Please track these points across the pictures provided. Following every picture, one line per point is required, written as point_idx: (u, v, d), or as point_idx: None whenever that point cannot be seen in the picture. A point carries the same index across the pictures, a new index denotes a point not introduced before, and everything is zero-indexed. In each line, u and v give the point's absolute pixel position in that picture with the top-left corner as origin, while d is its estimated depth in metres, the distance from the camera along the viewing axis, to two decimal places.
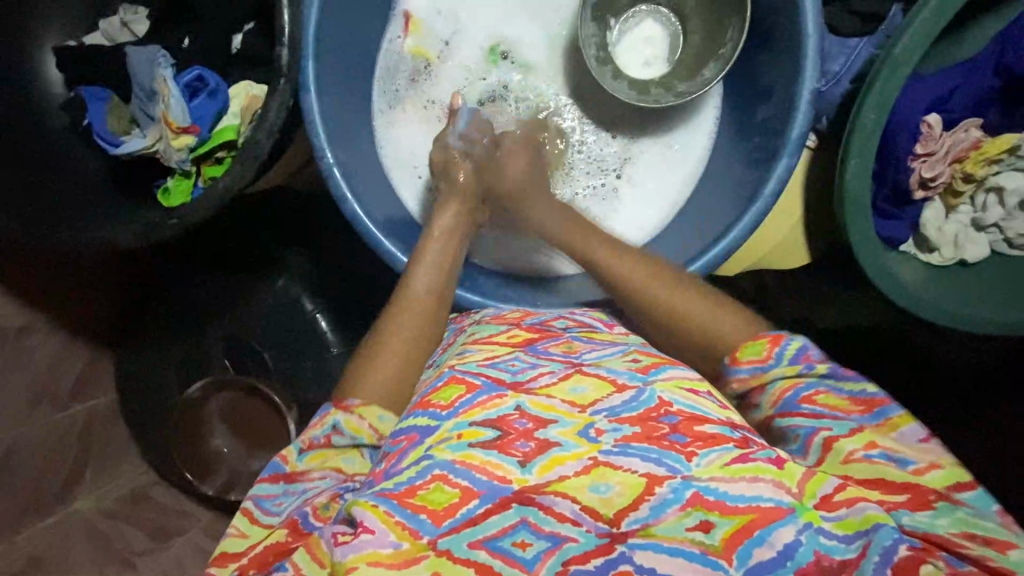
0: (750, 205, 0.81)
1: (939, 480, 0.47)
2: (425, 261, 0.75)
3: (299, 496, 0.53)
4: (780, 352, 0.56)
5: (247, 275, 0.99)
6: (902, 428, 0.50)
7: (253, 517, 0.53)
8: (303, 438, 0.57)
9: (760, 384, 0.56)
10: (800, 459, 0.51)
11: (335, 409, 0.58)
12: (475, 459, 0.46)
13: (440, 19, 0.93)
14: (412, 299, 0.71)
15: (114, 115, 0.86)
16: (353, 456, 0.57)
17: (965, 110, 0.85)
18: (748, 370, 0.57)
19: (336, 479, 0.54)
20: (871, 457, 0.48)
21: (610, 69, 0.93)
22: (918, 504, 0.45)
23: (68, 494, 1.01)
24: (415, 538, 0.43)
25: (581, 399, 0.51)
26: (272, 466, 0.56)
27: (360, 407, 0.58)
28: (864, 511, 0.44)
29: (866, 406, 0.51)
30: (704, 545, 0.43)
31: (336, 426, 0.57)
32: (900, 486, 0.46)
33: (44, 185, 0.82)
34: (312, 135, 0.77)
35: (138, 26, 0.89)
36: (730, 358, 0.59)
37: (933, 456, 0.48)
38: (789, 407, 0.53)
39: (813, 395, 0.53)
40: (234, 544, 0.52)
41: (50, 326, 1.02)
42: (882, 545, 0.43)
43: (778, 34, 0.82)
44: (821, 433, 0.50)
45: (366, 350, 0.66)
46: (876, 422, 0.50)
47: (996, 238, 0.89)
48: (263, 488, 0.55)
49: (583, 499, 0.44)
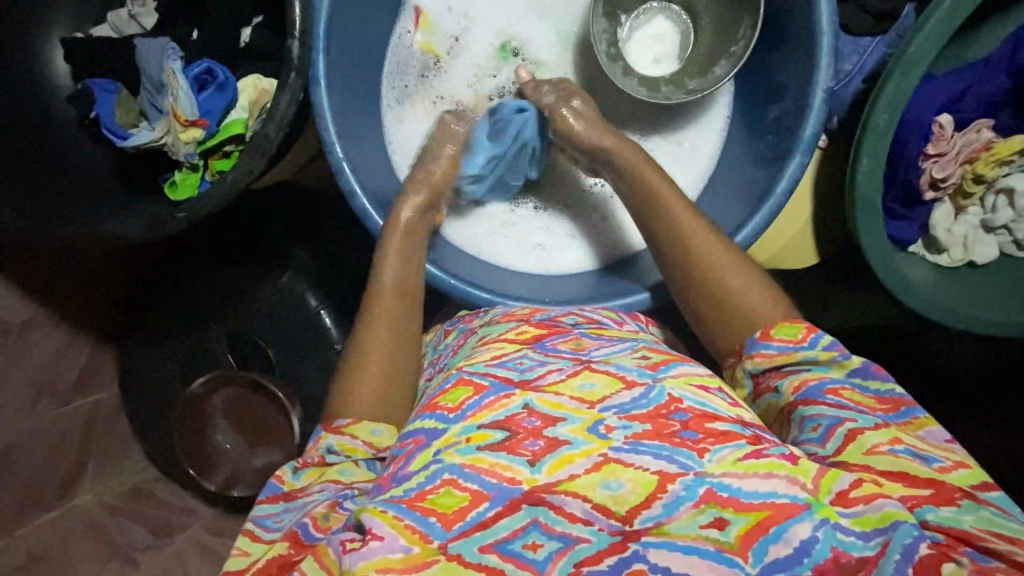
0: (762, 203, 0.81)
1: (963, 479, 0.46)
2: (390, 257, 0.75)
3: (299, 510, 0.53)
4: (816, 339, 0.57)
5: (252, 270, 0.99)
6: (929, 428, 0.50)
7: (255, 535, 0.52)
8: (297, 460, 0.59)
9: (787, 361, 0.58)
10: (818, 446, 0.50)
11: (325, 432, 0.60)
12: (485, 462, 0.45)
13: (450, 16, 0.93)
14: (381, 305, 0.71)
15: (124, 107, 0.84)
16: (349, 468, 0.57)
17: (976, 111, 0.85)
18: (778, 347, 0.59)
19: (334, 490, 0.54)
20: (895, 451, 0.47)
21: (621, 67, 0.92)
22: (943, 500, 0.44)
23: (71, 490, 1.00)
24: (426, 542, 0.42)
25: (590, 396, 0.50)
26: (270, 488, 0.57)
27: (351, 426, 0.60)
28: (883, 507, 0.43)
29: (892, 406, 0.52)
30: (719, 542, 0.42)
31: (330, 447, 0.59)
32: (925, 480, 0.45)
33: (49, 176, 0.82)
34: (321, 128, 0.77)
35: (145, 20, 0.89)
36: (761, 334, 0.61)
37: (958, 456, 0.48)
38: (812, 395, 0.53)
39: (840, 389, 0.53)
40: (236, 563, 0.50)
41: (51, 320, 1.02)
42: (903, 543, 0.41)
43: (791, 33, 0.82)
44: (846, 424, 0.50)
45: (351, 359, 0.67)
46: (902, 420, 0.51)
47: (1006, 239, 0.89)
48: (263, 509, 0.54)
49: (594, 498, 0.44)
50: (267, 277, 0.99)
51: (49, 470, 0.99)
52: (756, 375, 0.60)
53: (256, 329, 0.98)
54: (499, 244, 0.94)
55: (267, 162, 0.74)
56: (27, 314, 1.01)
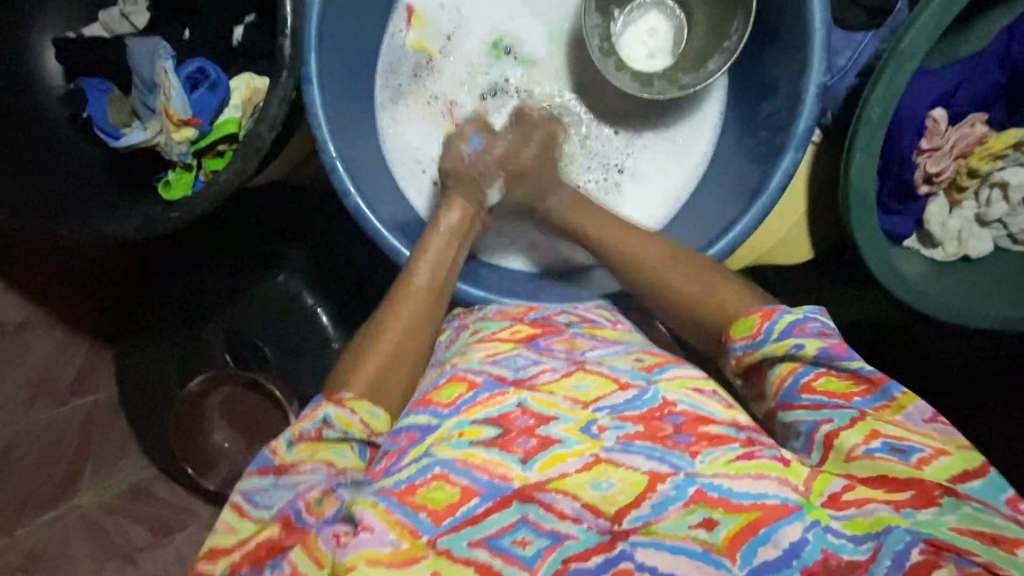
0: (754, 201, 0.81)
1: (944, 469, 0.44)
2: (428, 252, 0.75)
3: (291, 488, 0.50)
4: (767, 330, 0.54)
5: (248, 267, 1.00)
6: (907, 409, 0.47)
7: (243, 510, 0.50)
8: (292, 431, 0.54)
9: (755, 361, 0.55)
10: (804, 458, 0.49)
11: (325, 401, 0.56)
12: (477, 458, 0.46)
13: (442, 14, 0.92)
14: (411, 289, 0.71)
15: (115, 107, 0.84)
16: (343, 449, 0.55)
17: (970, 105, 0.85)
18: (741, 347, 0.56)
19: (329, 473, 0.51)
20: (872, 452, 0.45)
21: (614, 61, 0.92)
22: (923, 501, 0.42)
23: (68, 490, 1.00)
24: (414, 538, 0.42)
25: (584, 397, 0.51)
26: (261, 460, 0.53)
27: (351, 402, 0.57)
28: (875, 512, 0.42)
29: (868, 386, 0.49)
30: (707, 543, 0.42)
31: (327, 419, 0.55)
32: (904, 482, 0.43)
33: (42, 177, 0.81)
34: (314, 129, 0.77)
35: (138, 19, 0.87)
36: (728, 336, 0.59)
37: (939, 441, 0.45)
38: (789, 398, 0.51)
39: (813, 381, 0.51)
40: (222, 539, 0.49)
41: (46, 322, 1.02)
42: (893, 549, 0.40)
43: (782, 28, 0.82)
44: (822, 428, 0.48)
45: (365, 336, 0.66)
46: (880, 404, 0.47)
47: (1000, 233, 0.89)
48: (252, 483, 0.51)
49: (584, 497, 0.45)
50: (263, 272, 1.00)
51: (45, 470, 0.99)
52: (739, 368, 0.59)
53: (251, 326, 0.99)
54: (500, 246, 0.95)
55: (261, 160, 0.74)
56: (22, 316, 1.02)
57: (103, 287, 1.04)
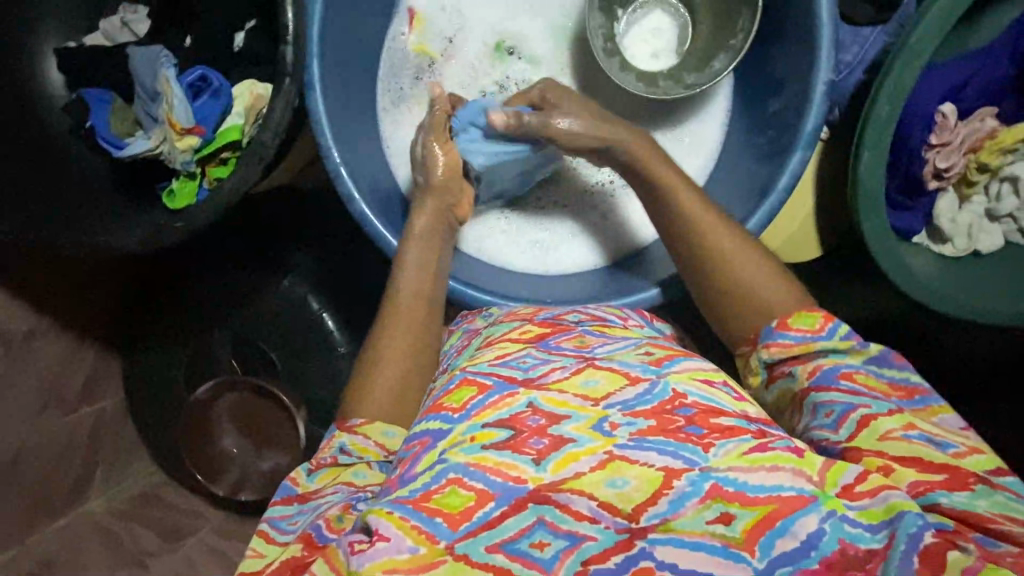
0: (763, 199, 0.80)
1: (977, 464, 0.46)
2: (410, 258, 0.73)
3: (313, 511, 0.52)
4: (834, 328, 0.54)
5: (257, 275, 0.99)
6: (943, 415, 0.49)
7: (270, 537, 0.51)
8: (311, 461, 0.58)
9: (805, 352, 0.54)
10: (831, 433, 0.49)
11: (339, 432, 0.60)
12: (489, 460, 0.44)
13: (444, 16, 0.92)
14: (404, 302, 0.69)
15: (119, 116, 0.85)
16: (364, 470, 0.56)
17: (979, 99, 0.85)
18: (795, 337, 0.55)
19: (347, 491, 0.53)
20: (909, 437, 0.46)
21: (617, 62, 0.91)
22: (957, 485, 0.44)
23: (81, 495, 1.01)
24: (432, 542, 0.41)
25: (594, 393, 0.50)
26: (284, 491, 0.56)
27: (364, 427, 0.60)
28: (888, 499, 0.42)
29: (907, 393, 0.50)
30: (726, 537, 0.41)
31: (343, 447, 0.58)
32: (939, 466, 0.45)
33: (50, 189, 0.82)
34: (317, 135, 0.77)
35: (138, 26, 0.89)
36: (778, 322, 0.57)
37: (972, 442, 0.47)
38: (826, 381, 0.51)
39: (853, 372, 0.51)
40: (251, 564, 0.49)
41: (54, 330, 0.99)
42: (908, 532, 0.40)
43: (789, 24, 0.82)
44: (860, 410, 0.48)
45: (368, 356, 0.66)
46: (917, 406, 0.49)
47: (1011, 227, 0.88)
48: (277, 511, 0.54)
49: (600, 495, 0.43)
50: (269, 274, 1.00)
51: (57, 476, 0.98)
52: (771, 365, 0.57)
53: (255, 332, 0.99)
54: (504, 245, 0.94)
55: (263, 168, 0.74)
56: (30, 324, 0.97)
57: (118, 282, 1.04)
